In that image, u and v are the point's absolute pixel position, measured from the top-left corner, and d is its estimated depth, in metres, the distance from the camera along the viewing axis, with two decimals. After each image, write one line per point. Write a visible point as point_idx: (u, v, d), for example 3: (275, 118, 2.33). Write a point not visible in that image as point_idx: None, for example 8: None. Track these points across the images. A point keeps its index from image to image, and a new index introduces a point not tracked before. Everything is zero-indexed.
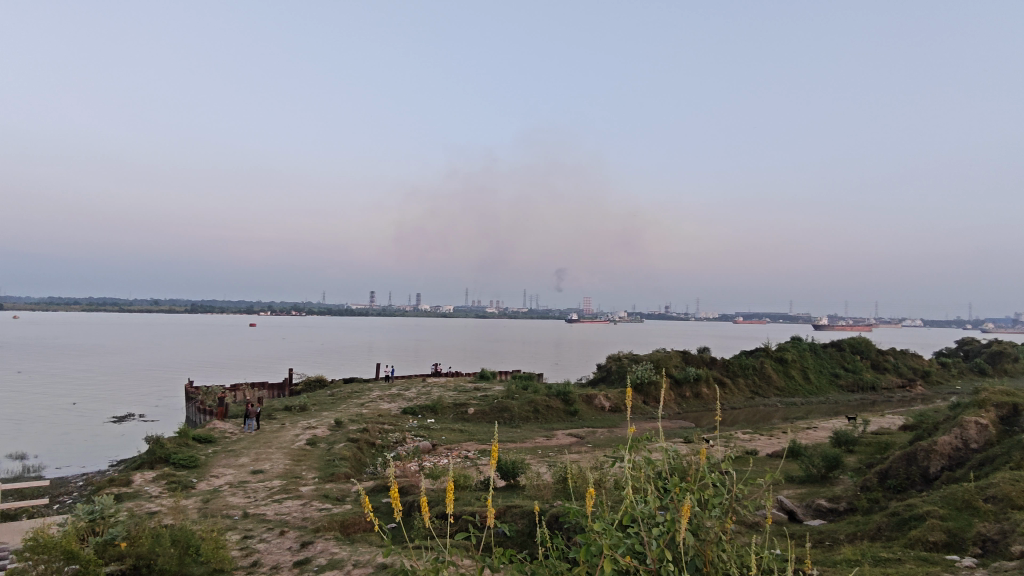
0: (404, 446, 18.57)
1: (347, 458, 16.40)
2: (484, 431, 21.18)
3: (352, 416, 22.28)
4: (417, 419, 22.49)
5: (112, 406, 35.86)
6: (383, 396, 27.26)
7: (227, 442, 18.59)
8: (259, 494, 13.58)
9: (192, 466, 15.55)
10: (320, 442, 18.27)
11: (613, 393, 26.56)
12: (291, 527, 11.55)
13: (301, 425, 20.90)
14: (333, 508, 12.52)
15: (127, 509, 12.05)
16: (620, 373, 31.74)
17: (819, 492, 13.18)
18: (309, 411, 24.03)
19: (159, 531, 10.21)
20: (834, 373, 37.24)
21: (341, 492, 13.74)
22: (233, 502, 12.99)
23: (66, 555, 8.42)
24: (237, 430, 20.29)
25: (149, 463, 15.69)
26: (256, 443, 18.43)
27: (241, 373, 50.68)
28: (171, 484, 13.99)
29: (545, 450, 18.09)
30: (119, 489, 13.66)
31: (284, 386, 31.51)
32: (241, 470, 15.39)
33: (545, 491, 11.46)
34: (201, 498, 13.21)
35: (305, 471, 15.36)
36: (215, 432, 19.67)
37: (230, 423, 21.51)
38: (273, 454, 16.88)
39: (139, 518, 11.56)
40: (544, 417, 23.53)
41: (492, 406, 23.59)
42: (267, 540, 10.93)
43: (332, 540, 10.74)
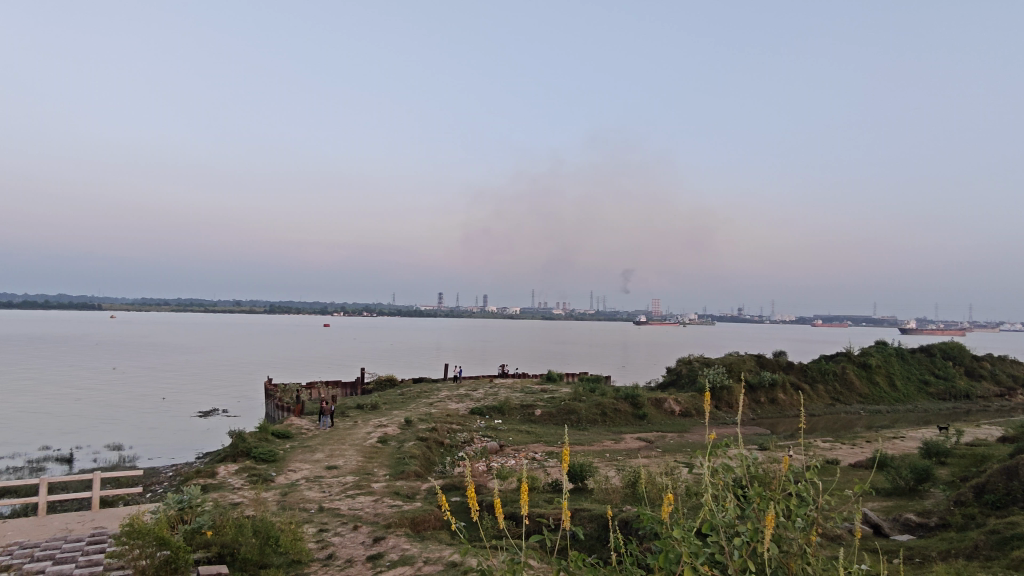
0: (472, 446, 18.79)
1: (417, 457, 16.73)
2: (551, 433, 21.15)
3: (421, 415, 22.71)
4: (484, 419, 22.71)
5: (198, 401, 37.95)
6: (451, 396, 27.66)
7: (303, 438, 19.27)
8: (333, 489, 14.01)
9: (270, 460, 16.23)
10: (391, 440, 18.72)
11: (684, 397, 25.97)
12: (364, 522, 11.86)
13: (373, 423, 21.45)
14: (404, 505, 12.78)
15: (212, 499, 12.69)
16: (690, 377, 30.98)
17: (907, 506, 12.47)
18: (379, 410, 24.63)
19: (241, 521, 10.70)
20: (923, 380, 35.09)
21: (411, 489, 14.03)
22: (310, 496, 13.46)
23: (159, 541, 8.94)
24: (313, 427, 21.04)
25: (232, 456, 16.46)
26: (330, 439, 19.07)
27: (315, 372, 52.49)
28: (252, 477, 14.66)
29: (613, 453, 17.89)
30: (205, 480, 14.42)
31: (356, 384, 32.43)
32: (316, 465, 15.95)
33: (614, 495, 11.34)
34: (280, 491, 13.76)
35: (376, 468, 15.78)
36: (292, 428, 20.48)
37: (307, 420, 22.33)
38: (347, 451, 17.41)
39: (223, 508, 12.14)
40: (612, 421, 23.27)
41: (560, 408, 23.52)
42: (341, 534, 11.26)
43: (403, 536, 10.97)
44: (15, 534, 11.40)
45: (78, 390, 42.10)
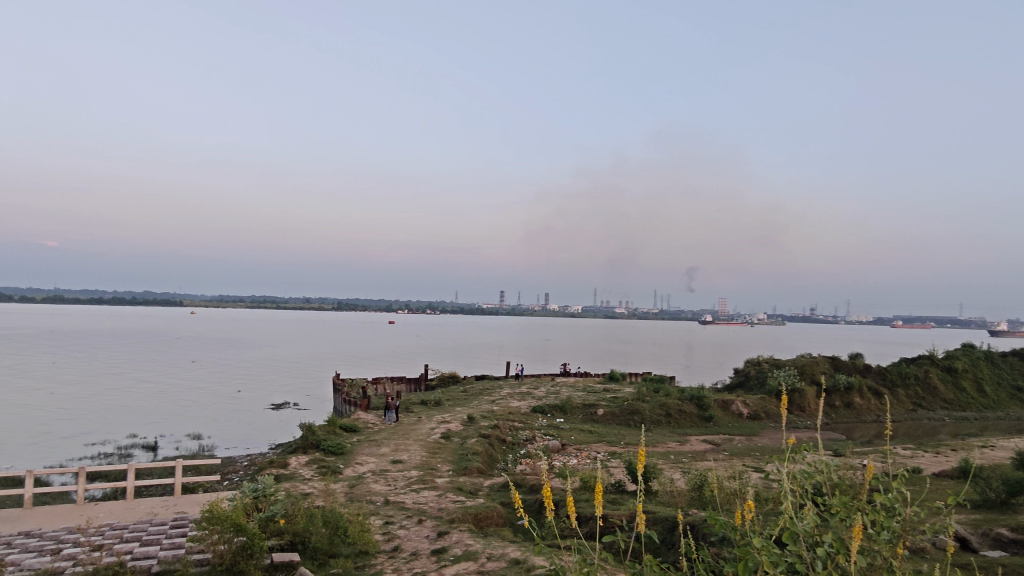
0: (534, 445, 18.81)
1: (479, 454, 16.88)
2: (614, 433, 20.89)
3: (484, 412, 22.90)
4: (546, 417, 22.68)
5: (270, 394, 39.48)
6: (513, 394, 27.78)
7: (369, 432, 19.77)
8: (399, 483, 14.29)
9: (339, 453, 16.73)
10: (454, 436, 18.96)
11: (752, 399, 25.23)
12: (429, 516, 12.05)
13: (437, 419, 21.78)
14: (467, 501, 12.92)
15: (284, 489, 13.21)
16: (760, 378, 30.05)
17: (999, 520, 11.72)
18: (443, 406, 25.00)
19: (312, 511, 11.07)
20: (1016, 386, 32.82)
21: (474, 486, 14.16)
22: (376, 489, 13.79)
23: (235, 528, 9.36)
24: (378, 421, 21.58)
25: (302, 447, 17.06)
26: (396, 434, 19.45)
27: (380, 368, 53.75)
28: (322, 469, 15.15)
29: (678, 455, 17.57)
30: (278, 470, 15.00)
31: (420, 380, 33.04)
32: (382, 459, 16.32)
33: (679, 498, 11.15)
34: (348, 483, 14.15)
35: (440, 463, 16.00)
36: (359, 422, 21.04)
37: (373, 415, 22.90)
38: (411, 446, 17.74)
39: (295, 498, 12.61)
40: (678, 422, 22.83)
41: (623, 408, 23.23)
42: (406, 527, 11.47)
43: (467, 532, 11.08)
44: (108, 516, 12.18)
45: (162, 382, 44.58)
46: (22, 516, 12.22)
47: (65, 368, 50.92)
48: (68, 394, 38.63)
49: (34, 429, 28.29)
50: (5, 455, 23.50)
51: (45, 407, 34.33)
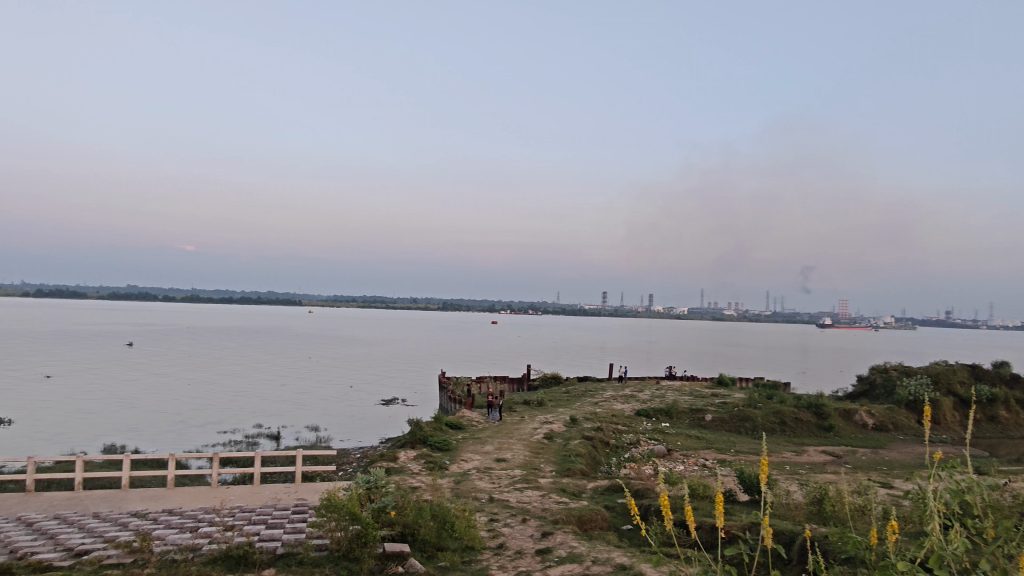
0: (639, 449, 18.46)
1: (582, 455, 16.77)
2: (724, 440, 20.10)
3: (587, 414, 22.75)
4: (651, 421, 22.22)
5: (380, 390, 41.22)
6: (617, 396, 27.41)
7: (474, 430, 20.17)
8: (503, 481, 14.48)
9: (445, 449, 17.20)
10: (557, 437, 18.97)
11: (878, 410, 23.46)
12: (533, 516, 12.12)
13: (539, 420, 21.84)
14: (570, 502, 12.88)
15: (394, 481, 13.74)
16: (887, 388, 27.85)
17: None
18: (545, 406, 25.10)
19: (421, 504, 11.40)
20: None
21: (577, 488, 14.09)
22: (481, 486, 14.04)
23: (350, 517, 9.84)
24: (483, 420, 22.02)
25: (411, 442, 17.71)
26: (499, 432, 19.75)
27: (484, 367, 54.81)
28: (428, 464, 15.64)
29: (794, 466, 16.64)
30: (388, 463, 15.64)
31: (523, 380, 33.36)
32: (486, 457, 16.61)
33: (796, 512, 10.55)
34: (453, 479, 14.52)
35: (543, 463, 16.06)
36: (464, 420, 21.59)
37: (477, 412, 23.41)
38: (515, 445, 17.94)
39: (405, 491, 13.10)
40: (793, 431, 21.61)
41: (733, 415, 22.32)
42: (511, 525, 11.60)
43: (571, 534, 11.04)
44: (237, 498, 13.19)
45: (284, 376, 47.70)
46: (165, 495, 13.48)
47: (202, 362, 55.76)
48: (203, 386, 42.27)
49: (174, 417, 31.12)
50: (151, 440, 26.09)
51: (185, 397, 37.82)
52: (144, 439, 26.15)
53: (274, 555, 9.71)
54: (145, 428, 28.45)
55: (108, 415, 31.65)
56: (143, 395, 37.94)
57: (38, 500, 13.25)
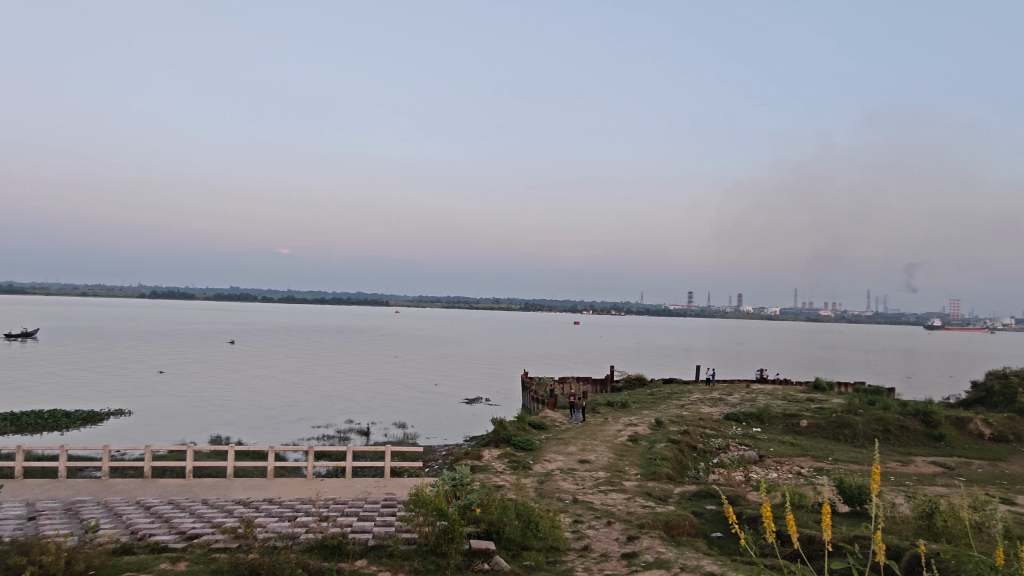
0: (728, 454, 17.84)
1: (669, 459, 16.38)
2: (821, 447, 19.08)
3: (673, 417, 22.20)
4: (741, 426, 21.43)
5: (464, 390, 41.88)
6: (704, 399, 26.65)
7: (557, 430, 20.13)
8: (587, 483, 14.36)
9: (529, 449, 17.27)
10: (641, 439, 18.64)
11: (996, 419, 21.60)
12: (617, 519, 11.96)
13: (623, 422, 21.52)
14: (656, 507, 12.61)
15: (479, 480, 13.92)
16: (1008, 395, 25.58)
17: None
18: (629, 408, 24.70)
19: (505, 503, 11.48)
20: None
21: (664, 492, 13.77)
22: (565, 487, 14.01)
23: (437, 512, 10.05)
24: (566, 420, 21.96)
25: (495, 441, 17.91)
26: (583, 434, 19.62)
27: (566, 368, 54.60)
28: (512, 463, 15.76)
29: (901, 477, 15.59)
30: (473, 461, 15.87)
31: (606, 381, 33.03)
32: (570, 458, 16.52)
33: (904, 526, 9.89)
34: (537, 479, 14.55)
35: (628, 466, 15.81)
36: (548, 420, 21.60)
37: (560, 413, 23.38)
38: (598, 446, 17.76)
39: (490, 489, 13.25)
40: (898, 440, 20.24)
41: (830, 421, 21.17)
42: (595, 528, 11.49)
43: (658, 539, 10.80)
44: (331, 491, 13.77)
45: (373, 374, 49.32)
46: (265, 485, 14.25)
47: (297, 360, 58.52)
48: (298, 383, 44.34)
49: (272, 412, 32.77)
50: (252, 433, 27.63)
51: (281, 393, 39.80)
52: (244, 432, 27.71)
53: (366, 547, 10.06)
54: (247, 422, 30.14)
55: (213, 409, 33.77)
56: (243, 391, 40.24)
57: (153, 486, 14.30)
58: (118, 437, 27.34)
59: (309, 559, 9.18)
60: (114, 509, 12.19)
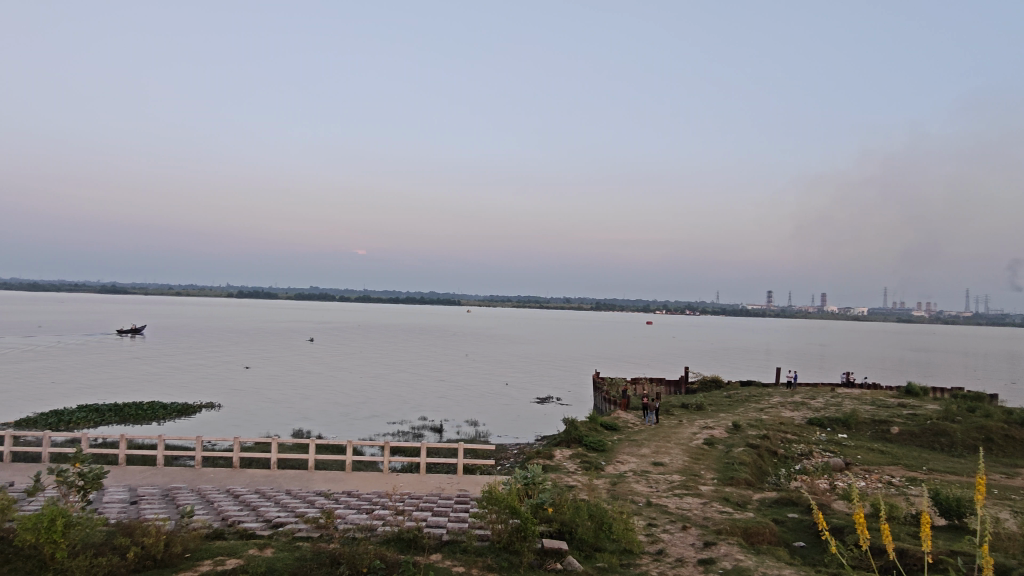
0: (812, 460, 17.08)
1: (747, 464, 15.84)
2: (914, 456, 17.96)
3: (751, 421, 21.44)
4: (825, 432, 20.46)
5: (535, 389, 41.92)
6: (785, 403, 25.64)
7: (630, 432, 19.87)
8: (661, 485, 14.10)
9: (601, 450, 17.13)
10: (718, 443, 18.11)
11: None
12: (693, 523, 11.69)
13: (698, 424, 20.99)
14: (734, 513, 12.24)
15: (551, 479, 13.93)
16: None
17: None
18: (705, 411, 24.06)
19: (577, 504, 11.42)
20: None
21: (742, 498, 13.33)
22: (638, 489, 13.80)
23: (510, 510, 10.12)
24: (639, 422, 21.65)
25: (566, 441, 17.86)
26: (656, 436, 19.26)
27: (640, 368, 53.72)
28: (584, 463, 15.67)
29: (1005, 491, 14.47)
30: (544, 461, 15.89)
31: (681, 383, 32.35)
32: (643, 460, 16.27)
33: (1011, 544, 9.16)
34: (610, 480, 14.39)
35: (704, 470, 15.40)
36: (620, 421, 21.39)
37: (633, 414, 23.06)
38: (673, 449, 17.40)
39: (562, 489, 13.22)
40: (1002, 450, 18.78)
41: (925, 429, 19.90)
42: (670, 532, 11.26)
43: (736, 546, 10.46)
44: (406, 486, 14.09)
45: (446, 372, 50.13)
46: (344, 478, 14.77)
47: (373, 358, 60.23)
48: (374, 380, 45.63)
49: (350, 409, 33.87)
50: (331, 428, 28.68)
51: (359, 389, 41.07)
52: (324, 427, 28.81)
53: (441, 541, 10.23)
54: (327, 417, 31.26)
55: (295, 404, 35.23)
56: (323, 387, 41.78)
57: (242, 476, 15.07)
58: (209, 429, 28.96)
59: (387, 551, 9.40)
60: (207, 497, 12.93)
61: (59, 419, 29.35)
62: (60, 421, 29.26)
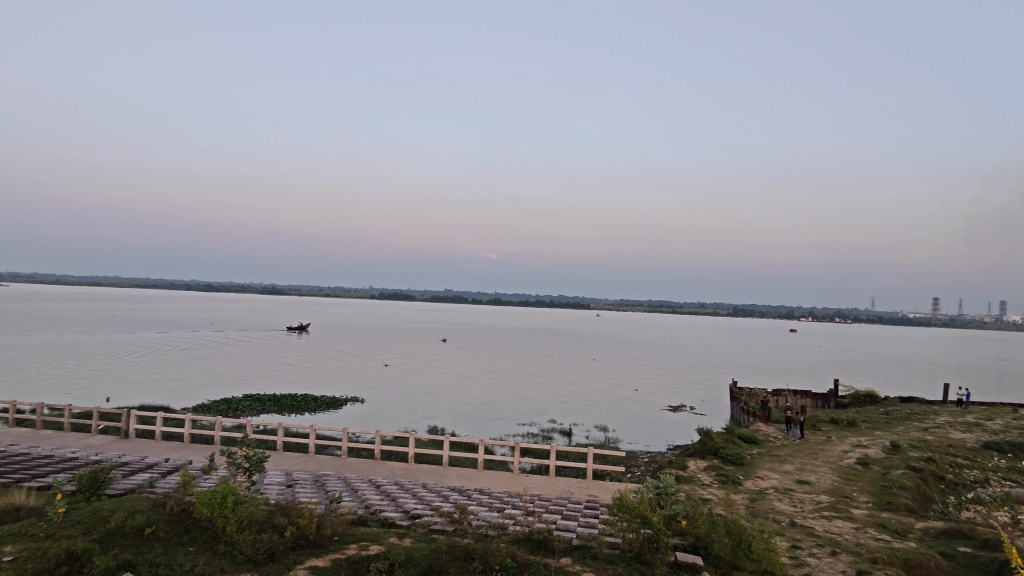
0: (988, 490, 15.11)
1: (908, 489, 14.34)
2: None
3: (913, 441, 19.40)
4: (1005, 458, 18.03)
5: (668, 397, 40.68)
6: (955, 423, 22.90)
7: (771, 446, 18.76)
8: (807, 506, 13.14)
9: (739, 464, 16.27)
10: (874, 463, 16.55)
11: None
12: (844, 550, 10.75)
13: (850, 442, 19.31)
14: (893, 542, 11.11)
15: (685, 491, 13.48)
16: None
17: None
18: (858, 428, 22.11)
19: (713, 518, 10.87)
20: None
21: (902, 526, 12.08)
22: (780, 507, 12.97)
23: (642, 520, 9.88)
24: (780, 436, 20.35)
25: (701, 452, 17.18)
26: (801, 452, 17.99)
27: (781, 379, 50.43)
28: (720, 476, 14.96)
29: None
30: (677, 471, 15.40)
31: (829, 396, 30.02)
32: (786, 477, 15.27)
33: None
34: (749, 497, 13.66)
35: (856, 492, 14.14)
36: (760, 434, 20.28)
37: (774, 427, 21.72)
38: (821, 468, 16.17)
39: (696, 502, 12.73)
40: None
41: None
42: (818, 556, 10.45)
43: None
44: (537, 487, 14.24)
45: (576, 377, 50.06)
46: (477, 476, 15.19)
47: (504, 360, 61.52)
48: (505, 382, 46.61)
49: (481, 409, 34.85)
50: (464, 427, 29.63)
51: (490, 391, 42.13)
52: (458, 425, 29.82)
53: (571, 545, 10.19)
54: (460, 416, 32.38)
55: (430, 402, 36.83)
56: (457, 387, 43.28)
57: (383, 467, 15.99)
58: (353, 422, 31.04)
59: (518, 551, 9.52)
60: (352, 485, 13.83)
61: (229, 406, 32.79)
62: (229, 408, 32.69)
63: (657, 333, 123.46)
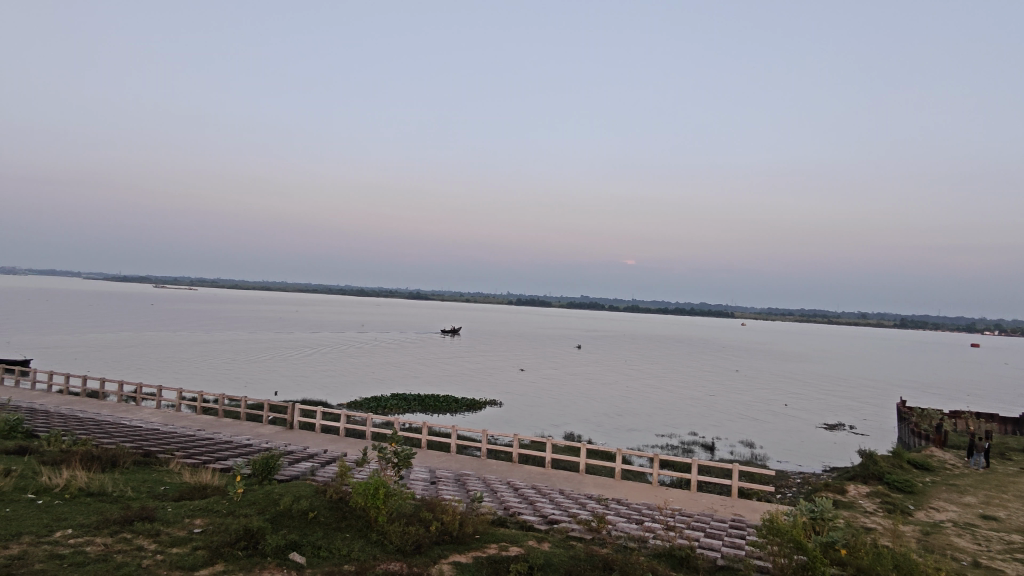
0: None
1: None
2: None
3: None
4: None
5: (823, 415, 37.63)
6: None
7: (948, 474, 16.73)
8: (993, 545, 11.56)
9: (908, 492, 14.69)
10: None
11: None
12: None
13: None
14: None
15: (844, 517, 12.41)
16: None
17: None
18: None
19: (878, 550, 9.86)
20: None
21: None
22: (960, 544, 11.53)
23: (795, 545, 9.15)
24: (959, 464, 18.10)
25: (862, 476, 15.75)
26: (986, 483, 15.86)
27: (961, 400, 44.80)
28: (886, 505, 13.59)
29: None
30: (835, 495, 14.22)
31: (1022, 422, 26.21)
32: (967, 510, 13.53)
33: None
34: (921, 530, 12.26)
35: None
36: (934, 460, 18.17)
37: (952, 454, 19.35)
38: (1012, 503, 14.16)
39: (857, 530, 11.66)
40: None
41: None
42: None
43: None
44: (678, 501, 13.77)
45: (721, 389, 47.84)
46: (615, 485, 14.98)
47: (644, 369, 60.17)
48: (644, 392, 45.66)
49: (619, 418, 34.38)
50: (601, 436, 29.39)
51: (628, 400, 41.42)
52: (595, 434, 29.62)
53: (715, 565, 9.72)
54: (597, 424, 32.16)
55: (567, 409, 36.90)
56: (594, 395, 43.01)
57: (522, 470, 16.24)
58: (493, 425, 31.87)
59: (658, 566, 9.25)
60: (492, 486, 14.21)
61: (378, 404, 35.00)
62: (379, 406, 34.91)
63: (813, 344, 114.42)
